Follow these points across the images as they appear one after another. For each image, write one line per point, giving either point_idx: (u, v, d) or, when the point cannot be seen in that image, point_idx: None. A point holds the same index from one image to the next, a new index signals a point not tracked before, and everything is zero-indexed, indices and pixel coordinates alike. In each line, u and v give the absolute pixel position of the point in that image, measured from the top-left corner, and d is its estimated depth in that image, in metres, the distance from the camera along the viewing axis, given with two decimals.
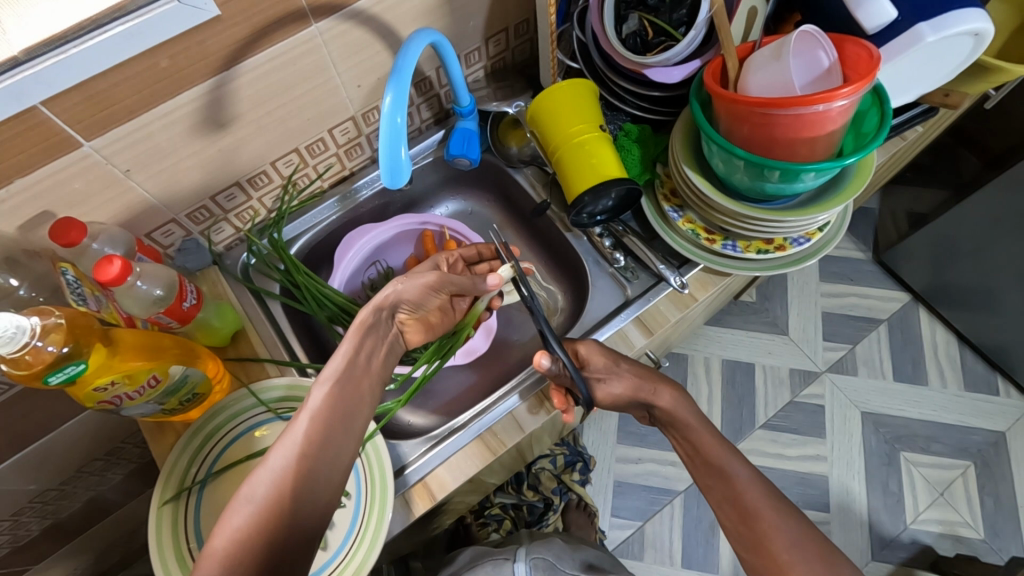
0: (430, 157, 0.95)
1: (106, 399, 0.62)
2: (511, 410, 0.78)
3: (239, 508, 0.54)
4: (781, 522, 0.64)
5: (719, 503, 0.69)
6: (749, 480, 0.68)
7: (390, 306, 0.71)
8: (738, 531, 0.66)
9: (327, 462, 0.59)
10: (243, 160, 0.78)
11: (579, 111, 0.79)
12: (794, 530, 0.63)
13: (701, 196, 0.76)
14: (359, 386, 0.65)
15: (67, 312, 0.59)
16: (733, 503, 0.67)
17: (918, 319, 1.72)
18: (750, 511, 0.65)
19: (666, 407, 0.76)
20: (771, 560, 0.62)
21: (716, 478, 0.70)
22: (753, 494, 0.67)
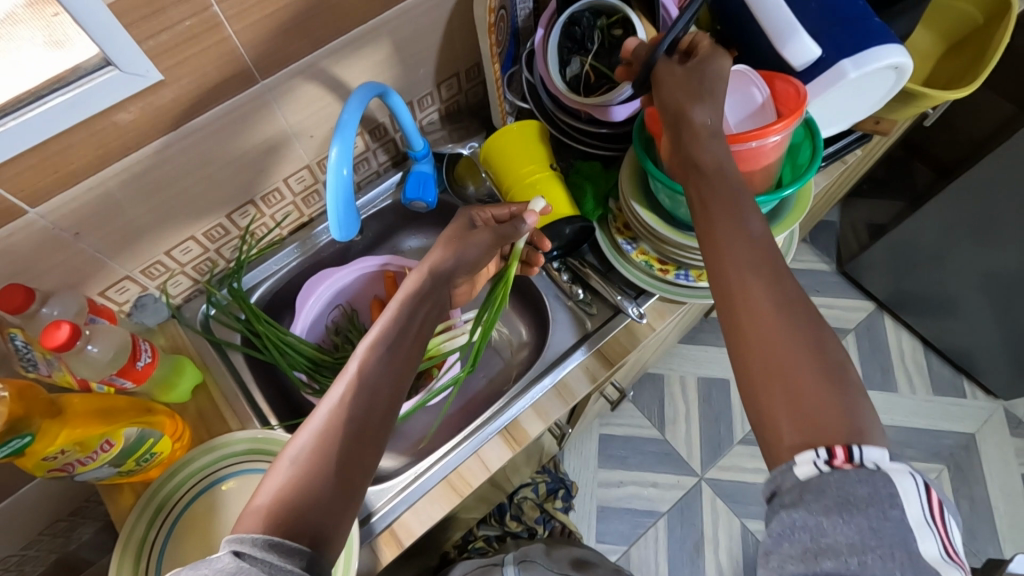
0: (388, 201, 0.96)
1: (56, 467, 0.61)
2: (476, 450, 0.77)
3: (280, 468, 0.51)
4: (776, 280, 0.53)
5: (718, 251, 0.56)
6: (766, 238, 0.55)
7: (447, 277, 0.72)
8: (726, 276, 0.54)
9: (371, 421, 0.56)
10: (197, 214, 0.77)
11: (530, 152, 0.82)
12: (794, 301, 0.51)
13: (651, 230, 0.78)
14: (403, 349, 0.63)
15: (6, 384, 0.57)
16: (729, 248, 0.55)
17: (883, 327, 1.81)
18: (755, 261, 0.53)
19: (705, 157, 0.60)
20: (755, 319, 0.51)
21: (723, 217, 0.57)
22: (763, 243, 0.54)
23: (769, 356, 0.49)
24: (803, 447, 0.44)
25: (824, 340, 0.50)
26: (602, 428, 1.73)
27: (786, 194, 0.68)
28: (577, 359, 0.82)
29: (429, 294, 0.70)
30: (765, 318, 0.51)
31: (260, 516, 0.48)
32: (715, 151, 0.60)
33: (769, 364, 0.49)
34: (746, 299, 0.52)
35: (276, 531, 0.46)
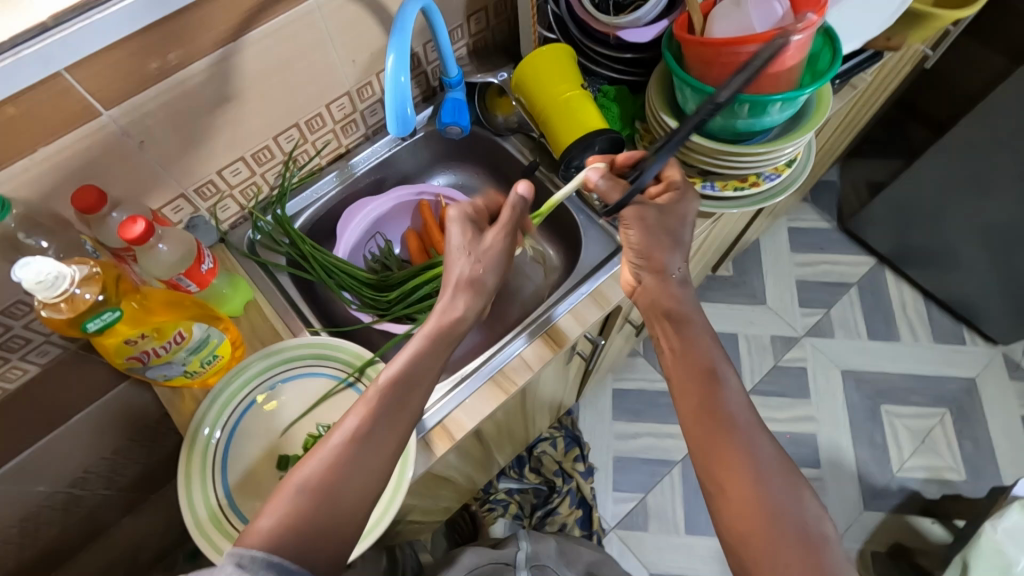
0: (423, 131, 0.99)
1: (134, 353, 0.65)
2: (518, 353, 0.82)
3: (287, 490, 0.52)
4: (757, 440, 0.56)
5: (690, 409, 0.59)
6: (738, 393, 0.59)
7: (480, 305, 0.67)
8: (698, 434, 0.58)
9: (377, 457, 0.56)
10: (247, 135, 0.81)
11: (561, 73, 0.86)
12: (756, 446, 0.54)
13: (679, 139, 0.83)
14: (424, 378, 0.61)
15: (99, 264, 0.61)
16: (705, 406, 0.59)
17: (885, 280, 1.98)
18: (727, 418, 0.57)
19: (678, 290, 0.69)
20: (726, 474, 0.54)
21: (704, 380, 0.60)
22: (741, 408, 0.58)
23: (750, 524, 0.51)
24: None
25: (803, 497, 0.52)
26: (616, 382, 1.85)
27: (807, 94, 0.73)
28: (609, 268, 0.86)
29: (458, 327, 0.65)
30: (735, 480, 0.54)
31: (261, 537, 0.49)
32: (678, 299, 0.68)
33: (747, 533, 0.51)
34: (724, 464, 0.55)
35: (276, 554, 0.48)
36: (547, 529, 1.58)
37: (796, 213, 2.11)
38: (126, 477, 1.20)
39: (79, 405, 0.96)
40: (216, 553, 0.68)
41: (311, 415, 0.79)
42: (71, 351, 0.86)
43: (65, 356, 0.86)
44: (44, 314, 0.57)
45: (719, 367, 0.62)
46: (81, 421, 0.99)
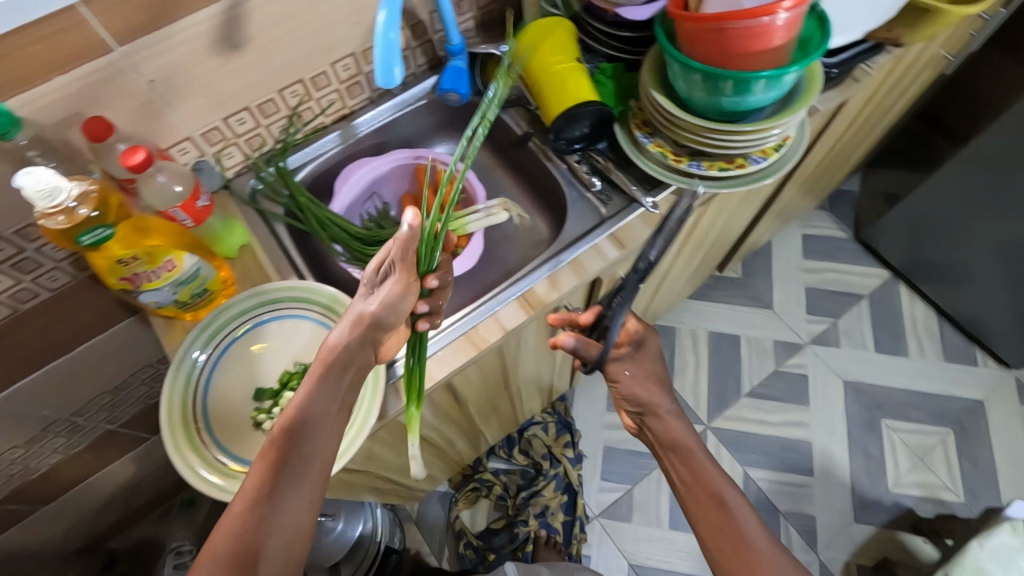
0: (423, 100, 1.03)
1: (127, 275, 0.70)
2: (494, 313, 0.83)
3: (202, 561, 0.59)
4: (775, 559, 0.71)
5: (704, 527, 0.76)
6: (744, 515, 0.75)
7: (366, 337, 0.73)
8: (724, 556, 0.73)
9: (286, 505, 0.62)
10: (253, 85, 0.85)
11: (557, 46, 0.88)
12: (769, 554, 0.71)
13: (668, 116, 0.84)
14: (319, 429, 0.67)
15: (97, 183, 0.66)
16: (718, 527, 0.75)
17: (898, 294, 1.97)
18: (747, 543, 0.72)
19: (669, 427, 0.84)
20: None
21: (715, 506, 0.76)
22: (753, 530, 0.74)
23: None
24: None
25: None
26: None
27: (792, 74, 0.74)
28: (594, 238, 0.88)
29: (350, 362, 0.71)
30: None
31: None
32: (677, 434, 0.84)
33: None
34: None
35: None
36: (529, 514, 1.60)
37: (810, 219, 2.11)
38: (125, 411, 1.26)
39: (85, 335, 1.03)
40: (187, 467, 0.72)
41: (293, 356, 0.83)
42: (80, 279, 0.92)
43: (74, 285, 0.92)
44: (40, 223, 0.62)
45: (725, 493, 0.77)
46: (87, 349, 1.06)
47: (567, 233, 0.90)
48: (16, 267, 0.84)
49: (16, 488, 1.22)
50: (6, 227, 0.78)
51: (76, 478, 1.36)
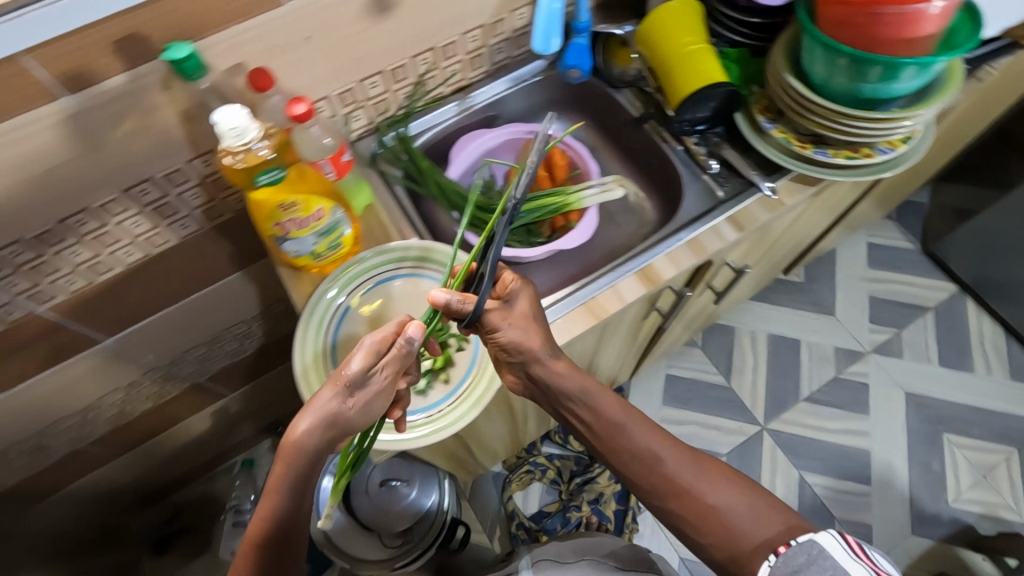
0: (539, 77, 1.05)
1: (282, 219, 0.73)
2: (613, 284, 0.85)
3: None
4: (691, 469, 0.71)
5: (625, 461, 0.75)
6: (643, 436, 0.74)
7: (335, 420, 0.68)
8: (643, 480, 0.73)
9: (277, 567, 0.67)
10: (392, 50, 0.87)
11: (686, 27, 0.89)
12: (684, 466, 0.71)
13: (800, 100, 0.85)
14: (299, 493, 0.67)
15: (275, 132, 0.71)
16: (634, 456, 0.74)
17: (966, 310, 1.94)
18: (657, 461, 0.72)
19: (553, 373, 0.76)
20: (691, 499, 0.69)
21: (617, 435, 0.75)
22: (658, 445, 0.73)
23: (718, 521, 0.68)
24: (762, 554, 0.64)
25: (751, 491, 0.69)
26: (669, 368, 1.89)
27: (942, 63, 0.74)
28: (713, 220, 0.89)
29: (324, 447, 0.68)
30: (693, 499, 0.69)
31: None
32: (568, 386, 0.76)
33: (721, 532, 0.67)
34: (679, 492, 0.70)
35: None
36: (583, 499, 1.63)
37: (878, 229, 2.07)
38: (216, 366, 1.31)
39: (198, 285, 1.06)
40: None
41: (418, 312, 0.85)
42: (206, 229, 0.96)
43: (201, 233, 0.96)
44: (226, 161, 0.66)
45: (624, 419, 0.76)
46: (198, 300, 1.09)
47: (682, 212, 0.91)
48: (156, 210, 0.87)
49: (109, 430, 1.27)
50: (157, 170, 0.82)
51: (159, 428, 1.41)
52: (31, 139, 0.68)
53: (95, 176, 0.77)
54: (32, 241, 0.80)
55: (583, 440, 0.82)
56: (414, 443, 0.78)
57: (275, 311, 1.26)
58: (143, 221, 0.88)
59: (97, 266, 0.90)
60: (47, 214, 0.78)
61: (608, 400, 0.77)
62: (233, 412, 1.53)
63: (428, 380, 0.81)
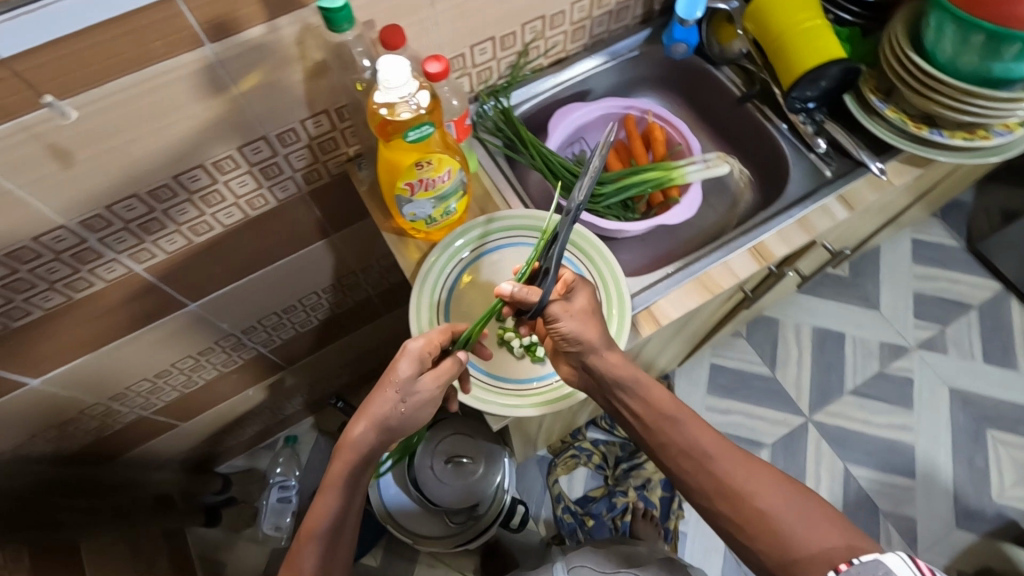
0: (636, 52, 1.04)
1: (415, 178, 0.73)
2: (724, 260, 0.85)
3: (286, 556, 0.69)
4: (747, 470, 0.66)
5: (674, 455, 0.70)
6: (697, 427, 0.70)
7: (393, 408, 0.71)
8: (695, 478, 0.68)
9: (342, 519, 0.70)
10: (508, 16, 0.85)
11: (803, 3, 0.88)
12: (743, 470, 0.66)
13: (921, 79, 0.84)
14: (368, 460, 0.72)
15: (428, 88, 0.70)
16: (684, 451, 0.69)
17: (1009, 308, 1.88)
18: (707, 456, 0.68)
19: (607, 363, 0.71)
20: (746, 504, 0.64)
21: (665, 425, 0.71)
22: (709, 438, 0.69)
23: (770, 529, 0.62)
24: (822, 568, 0.58)
25: (815, 503, 0.63)
26: (714, 357, 1.85)
27: None
28: (822, 198, 0.88)
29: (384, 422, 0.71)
30: (755, 502, 0.64)
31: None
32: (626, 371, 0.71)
33: (776, 542, 0.61)
34: (737, 493, 0.65)
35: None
36: (629, 485, 1.53)
37: (922, 225, 2.01)
38: (281, 337, 1.30)
39: (283, 253, 1.05)
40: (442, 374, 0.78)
41: None
42: (303, 194, 0.94)
43: (298, 198, 0.94)
44: (378, 111, 0.66)
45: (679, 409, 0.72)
46: (280, 267, 1.08)
47: (789, 191, 0.91)
48: (262, 172, 0.86)
49: (168, 397, 1.25)
50: (271, 129, 0.80)
51: (217, 399, 1.39)
52: (168, 87, 0.67)
53: (217, 132, 0.76)
54: (147, 196, 0.78)
55: (635, 436, 0.76)
56: (539, 411, 0.76)
57: (345, 283, 1.25)
58: (248, 181, 0.86)
59: (197, 226, 0.88)
60: (166, 168, 0.76)
61: (657, 392, 0.72)
62: (286, 386, 1.51)
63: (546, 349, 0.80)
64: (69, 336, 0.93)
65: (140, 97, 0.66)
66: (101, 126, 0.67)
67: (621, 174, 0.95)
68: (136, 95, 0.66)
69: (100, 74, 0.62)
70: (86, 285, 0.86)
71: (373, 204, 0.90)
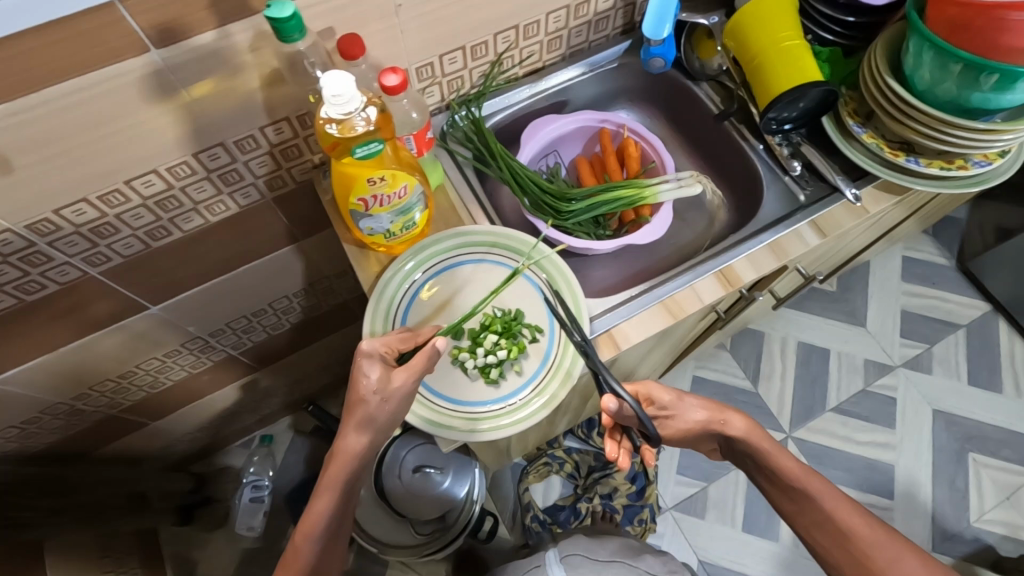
0: (615, 64, 1.01)
1: (367, 195, 0.72)
2: (690, 283, 0.83)
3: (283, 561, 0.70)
4: (885, 543, 0.71)
5: (808, 525, 0.75)
6: (830, 496, 0.74)
7: (376, 407, 0.68)
8: (835, 549, 0.73)
9: (334, 525, 0.71)
10: (478, 25, 0.83)
11: (783, 21, 0.86)
12: (878, 545, 0.71)
13: (898, 105, 0.82)
14: (362, 462, 0.71)
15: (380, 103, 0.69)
16: (819, 524, 0.74)
17: (998, 329, 1.80)
18: (844, 530, 0.73)
19: (739, 434, 0.77)
20: None
21: (800, 500, 0.75)
22: (843, 511, 0.73)
23: None
24: None
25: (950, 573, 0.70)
26: (697, 369, 1.79)
27: None
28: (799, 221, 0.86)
29: (373, 424, 0.69)
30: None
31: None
32: (759, 446, 0.77)
33: None
34: (885, 570, 0.70)
35: None
36: (596, 492, 1.50)
37: (914, 242, 1.92)
38: (252, 338, 1.28)
39: (251, 257, 1.03)
40: None
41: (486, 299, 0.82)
42: (267, 200, 0.92)
43: (262, 204, 0.93)
44: (327, 128, 0.66)
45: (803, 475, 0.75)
46: (248, 272, 1.06)
47: (761, 215, 0.88)
48: (220, 178, 0.84)
49: (134, 398, 1.23)
50: (229, 136, 0.78)
51: (188, 400, 1.37)
52: (114, 93, 0.65)
53: (170, 139, 0.74)
54: (97, 201, 0.76)
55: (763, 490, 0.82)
56: (492, 435, 0.74)
57: (318, 287, 1.23)
58: (207, 187, 0.85)
59: (154, 231, 0.86)
60: (117, 174, 0.74)
61: (788, 462, 0.76)
62: (261, 387, 1.50)
63: (501, 370, 0.78)
64: (25, 337, 0.91)
65: (84, 104, 0.64)
66: (43, 133, 0.65)
67: (594, 190, 0.92)
68: (79, 101, 0.64)
69: (38, 79, 0.60)
70: (37, 288, 0.84)
71: (334, 214, 0.87)
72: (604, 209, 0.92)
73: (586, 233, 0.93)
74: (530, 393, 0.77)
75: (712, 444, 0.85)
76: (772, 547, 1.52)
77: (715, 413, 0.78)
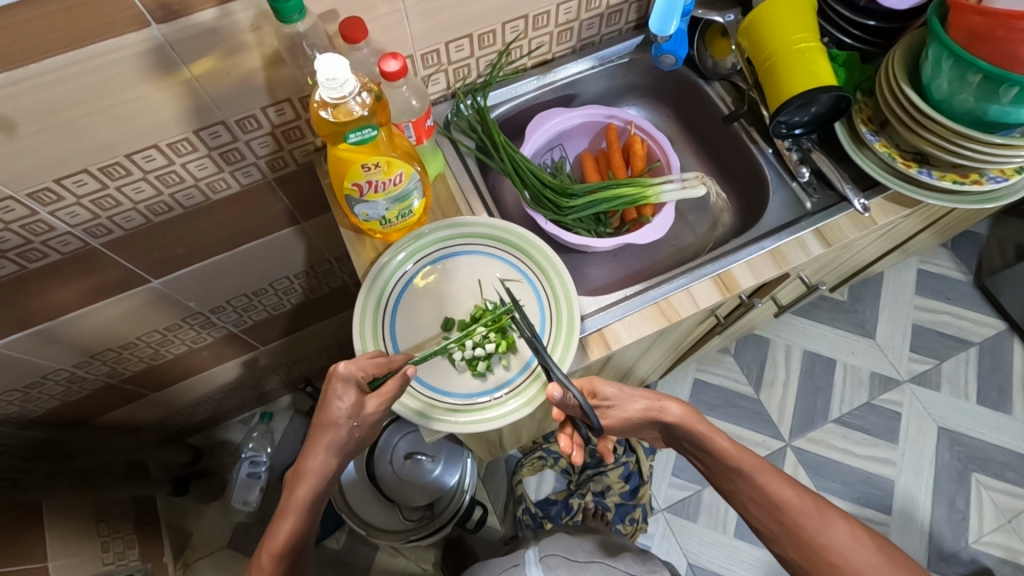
0: (626, 59, 1.00)
1: (361, 180, 0.72)
2: (686, 286, 0.81)
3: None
4: (820, 518, 0.69)
5: (748, 505, 0.73)
6: (764, 473, 0.72)
7: (348, 425, 0.70)
8: (774, 529, 0.71)
9: (300, 542, 0.71)
10: (485, 13, 0.82)
11: (799, 22, 0.83)
12: (814, 521, 0.69)
13: (913, 115, 0.80)
14: (330, 478, 0.72)
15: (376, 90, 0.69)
16: (758, 503, 0.72)
17: (1012, 349, 1.75)
18: (779, 507, 0.70)
19: (676, 420, 0.75)
20: (821, 557, 0.68)
21: (737, 481, 0.73)
22: (777, 488, 0.71)
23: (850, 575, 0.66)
24: None
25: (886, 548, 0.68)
26: (698, 372, 1.76)
27: None
28: (795, 232, 0.84)
29: (345, 441, 0.71)
30: (831, 548, 0.68)
31: None
32: (697, 431, 0.75)
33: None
34: (824, 545, 0.68)
35: None
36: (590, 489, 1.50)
37: (930, 255, 1.87)
38: (252, 317, 1.29)
39: (250, 236, 1.03)
40: None
41: (477, 292, 0.82)
42: (268, 180, 0.93)
43: (262, 184, 0.93)
44: (322, 113, 0.66)
45: (737, 455, 0.74)
46: (248, 251, 1.06)
47: (765, 223, 0.86)
48: (222, 155, 0.84)
49: (133, 369, 1.25)
50: (229, 115, 0.78)
51: (188, 373, 1.38)
52: (113, 66, 0.65)
53: (171, 115, 0.74)
54: (98, 172, 0.77)
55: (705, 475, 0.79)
56: (476, 428, 0.75)
57: (318, 270, 1.24)
58: (207, 164, 0.85)
59: (155, 205, 0.87)
60: (117, 147, 0.75)
61: (722, 442, 0.74)
62: (261, 364, 1.51)
63: (488, 363, 0.78)
64: (26, 303, 0.92)
65: (84, 75, 0.64)
66: (44, 102, 0.65)
67: (595, 186, 0.91)
68: (79, 73, 0.64)
69: (39, 49, 0.60)
70: (40, 256, 0.85)
71: (334, 199, 0.87)
72: (601, 208, 0.91)
73: (585, 230, 0.93)
74: (516, 387, 0.77)
75: (653, 433, 0.82)
76: (763, 555, 1.51)
77: (653, 401, 0.75)
